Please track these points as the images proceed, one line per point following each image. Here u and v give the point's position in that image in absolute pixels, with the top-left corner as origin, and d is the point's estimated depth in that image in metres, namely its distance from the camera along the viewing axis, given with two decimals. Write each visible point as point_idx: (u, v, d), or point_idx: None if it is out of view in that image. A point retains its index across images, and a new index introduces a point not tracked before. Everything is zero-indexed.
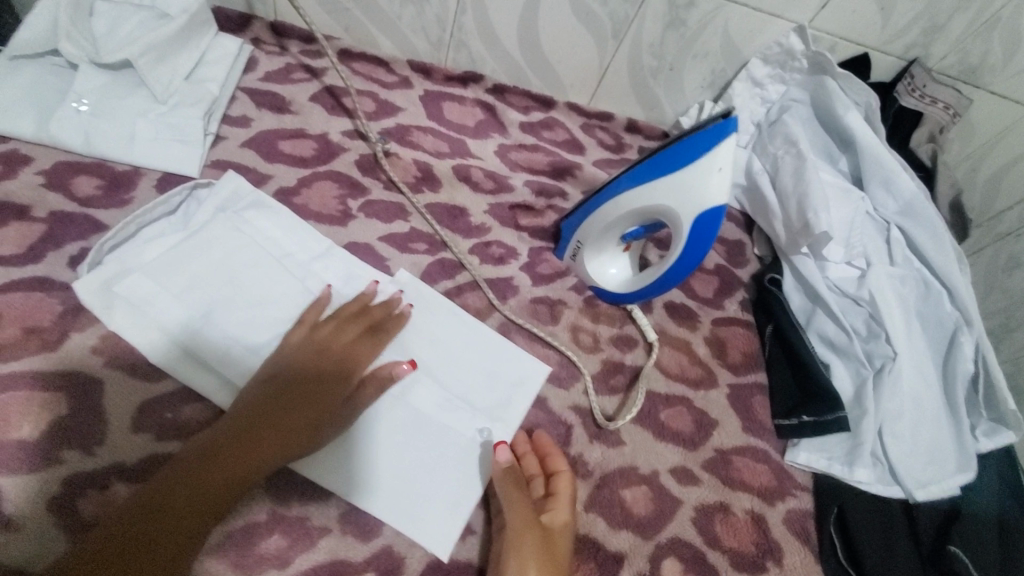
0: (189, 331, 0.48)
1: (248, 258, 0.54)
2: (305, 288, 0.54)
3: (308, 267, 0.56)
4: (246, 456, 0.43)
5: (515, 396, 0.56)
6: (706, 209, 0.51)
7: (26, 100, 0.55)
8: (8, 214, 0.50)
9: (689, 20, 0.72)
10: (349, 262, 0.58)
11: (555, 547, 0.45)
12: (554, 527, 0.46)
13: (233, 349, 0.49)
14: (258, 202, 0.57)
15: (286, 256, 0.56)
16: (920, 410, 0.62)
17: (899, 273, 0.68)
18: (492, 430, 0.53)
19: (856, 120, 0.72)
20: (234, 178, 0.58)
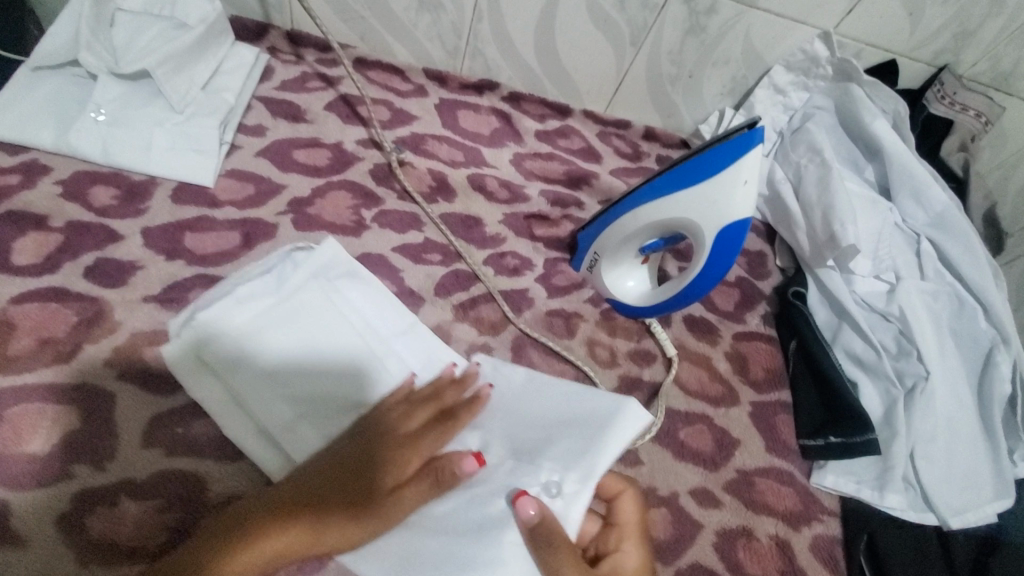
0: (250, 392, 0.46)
1: (339, 331, 0.51)
2: (381, 367, 0.51)
3: (393, 347, 0.53)
4: (299, 532, 0.40)
5: (597, 443, 0.44)
6: (731, 222, 0.49)
7: (47, 111, 0.56)
8: (27, 225, 0.50)
9: (709, 27, 0.70)
10: (430, 346, 0.54)
11: None
12: (609, 573, 0.42)
13: (287, 416, 0.46)
14: (352, 272, 0.55)
15: (377, 334, 0.53)
16: (954, 433, 0.59)
17: (930, 288, 0.65)
18: (564, 483, 0.43)
19: (883, 128, 0.70)
20: (335, 246, 0.55)
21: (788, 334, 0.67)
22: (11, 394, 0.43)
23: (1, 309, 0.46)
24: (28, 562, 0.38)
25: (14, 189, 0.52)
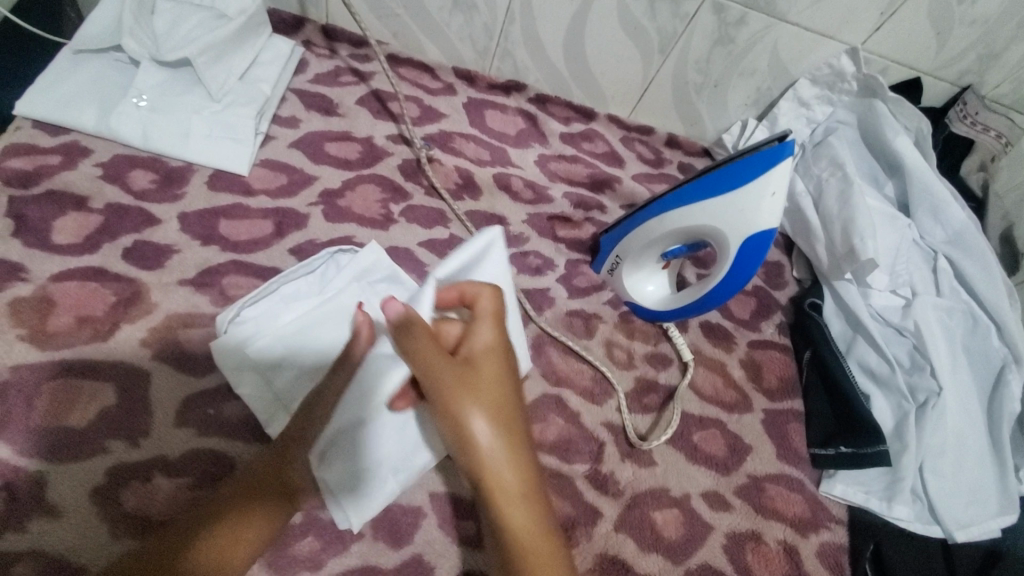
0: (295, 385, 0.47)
1: None
2: None
3: None
4: (235, 528, 0.40)
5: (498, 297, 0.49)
6: (756, 231, 0.50)
7: (89, 95, 0.57)
8: (68, 205, 0.51)
9: (737, 38, 0.71)
10: None
11: (500, 410, 0.37)
12: (475, 355, 0.38)
13: None
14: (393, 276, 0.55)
15: None
16: (963, 449, 0.60)
17: (946, 305, 0.66)
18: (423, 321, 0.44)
19: (905, 145, 0.71)
20: (375, 250, 0.55)
21: (803, 344, 0.68)
22: (51, 369, 0.44)
23: (43, 286, 0.47)
24: (64, 531, 0.40)
25: (56, 170, 0.53)
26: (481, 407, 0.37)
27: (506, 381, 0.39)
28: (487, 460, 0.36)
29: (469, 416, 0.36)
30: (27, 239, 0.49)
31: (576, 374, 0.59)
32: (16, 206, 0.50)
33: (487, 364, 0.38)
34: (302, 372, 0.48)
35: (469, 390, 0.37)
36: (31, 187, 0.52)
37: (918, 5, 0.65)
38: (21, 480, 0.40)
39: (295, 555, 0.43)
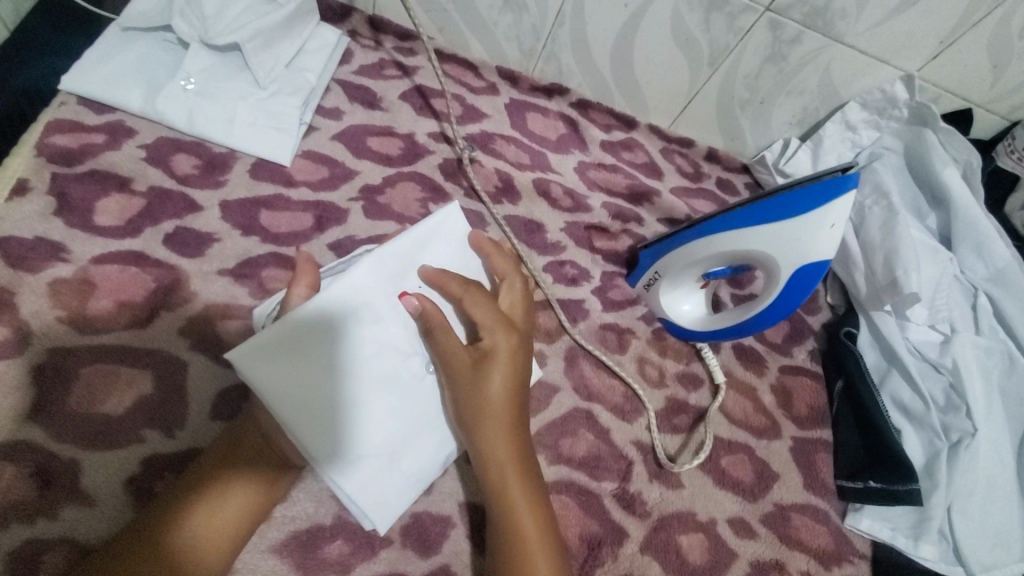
0: (312, 383, 0.41)
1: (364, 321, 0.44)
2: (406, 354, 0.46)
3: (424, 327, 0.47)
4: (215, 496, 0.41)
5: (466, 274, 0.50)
6: (809, 261, 0.50)
7: (136, 73, 0.56)
8: (111, 186, 0.51)
9: (791, 56, 0.69)
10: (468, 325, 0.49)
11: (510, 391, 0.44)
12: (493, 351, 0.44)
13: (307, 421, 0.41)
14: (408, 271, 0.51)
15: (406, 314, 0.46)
16: (993, 493, 0.59)
17: (984, 344, 0.65)
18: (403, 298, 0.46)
19: (953, 178, 0.69)
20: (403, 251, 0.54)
21: (834, 373, 0.67)
22: (90, 353, 0.44)
23: (84, 268, 0.47)
24: (97, 520, 0.40)
25: (100, 149, 0.53)
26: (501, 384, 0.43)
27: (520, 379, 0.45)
28: (487, 434, 0.43)
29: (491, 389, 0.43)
30: (68, 219, 0.48)
31: (608, 390, 0.58)
32: (59, 183, 0.50)
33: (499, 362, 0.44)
34: (333, 378, 0.42)
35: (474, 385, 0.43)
36: (74, 165, 0.51)
37: (978, 37, 0.63)
38: (55, 462, 0.40)
39: (325, 558, 0.42)
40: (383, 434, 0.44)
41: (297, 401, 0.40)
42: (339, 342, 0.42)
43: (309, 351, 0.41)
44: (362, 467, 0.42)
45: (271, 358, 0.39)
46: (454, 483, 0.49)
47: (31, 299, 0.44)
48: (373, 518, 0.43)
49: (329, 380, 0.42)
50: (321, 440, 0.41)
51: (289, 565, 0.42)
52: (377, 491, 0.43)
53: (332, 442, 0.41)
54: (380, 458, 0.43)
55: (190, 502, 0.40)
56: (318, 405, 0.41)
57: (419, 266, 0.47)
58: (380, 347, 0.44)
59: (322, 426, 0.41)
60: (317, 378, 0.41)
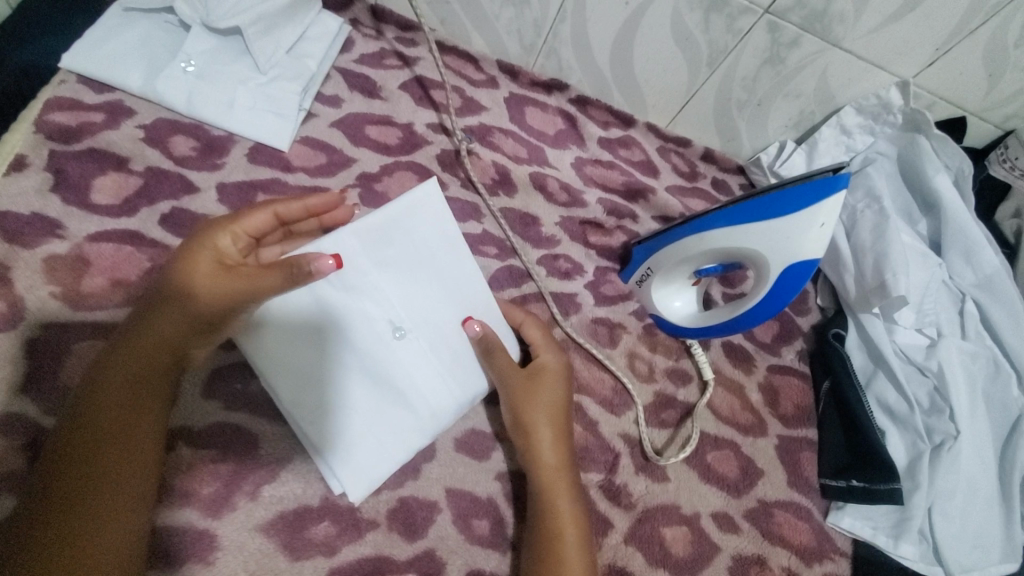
0: (292, 336, 0.46)
1: (341, 295, 0.48)
2: (386, 330, 0.50)
3: (405, 304, 0.50)
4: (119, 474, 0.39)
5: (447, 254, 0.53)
6: (798, 261, 0.50)
7: (136, 54, 0.56)
8: (108, 164, 0.51)
9: (788, 59, 0.69)
10: (448, 306, 0.53)
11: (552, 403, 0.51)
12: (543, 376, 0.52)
13: (290, 387, 0.45)
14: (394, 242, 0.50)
15: (387, 293, 0.50)
16: (973, 495, 0.59)
17: (970, 349, 0.66)
18: (382, 274, 0.50)
19: (944, 185, 0.71)
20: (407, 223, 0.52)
21: (822, 374, 0.67)
22: (81, 330, 0.44)
23: (79, 245, 0.47)
24: None
25: (98, 128, 0.53)
26: (548, 397, 0.51)
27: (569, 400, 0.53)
28: (539, 438, 0.49)
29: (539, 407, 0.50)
30: (65, 196, 0.48)
31: (597, 383, 0.59)
32: (56, 161, 0.50)
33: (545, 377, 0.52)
34: (314, 348, 0.46)
35: (534, 396, 0.51)
36: (72, 143, 0.51)
37: (974, 46, 0.64)
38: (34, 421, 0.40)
39: (311, 538, 0.43)
40: (354, 391, 0.47)
41: (273, 351, 0.45)
42: (320, 301, 0.47)
43: (291, 304, 0.46)
44: (332, 423, 0.45)
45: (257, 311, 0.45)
46: (441, 470, 0.49)
47: (25, 275, 0.44)
48: (341, 478, 0.44)
49: (304, 336, 0.46)
50: (292, 387, 0.45)
51: (276, 545, 0.42)
52: (348, 450, 0.45)
53: (303, 392, 0.45)
54: (351, 413, 0.46)
55: (91, 487, 0.38)
56: (293, 362, 0.46)
57: (399, 237, 0.50)
58: (358, 319, 0.48)
59: (297, 377, 0.45)
60: (296, 331, 0.46)
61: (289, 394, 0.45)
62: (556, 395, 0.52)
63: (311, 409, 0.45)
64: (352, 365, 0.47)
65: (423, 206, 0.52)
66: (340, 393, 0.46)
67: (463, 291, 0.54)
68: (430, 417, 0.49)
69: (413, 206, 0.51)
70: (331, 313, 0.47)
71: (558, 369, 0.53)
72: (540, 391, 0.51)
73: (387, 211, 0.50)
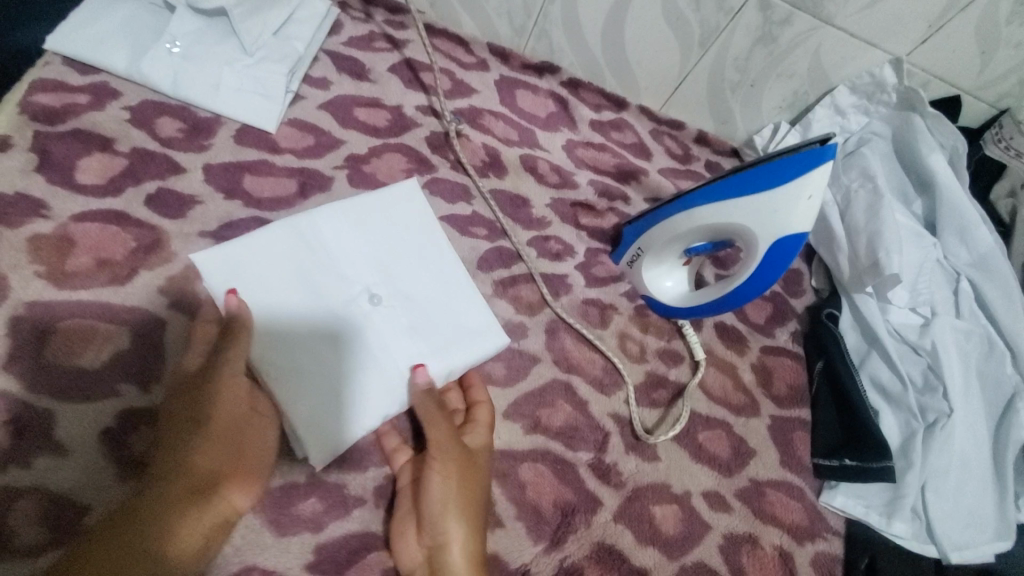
0: (270, 296, 0.46)
1: (318, 262, 0.49)
2: (364, 298, 0.50)
3: (384, 277, 0.52)
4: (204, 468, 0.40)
5: (427, 239, 0.55)
6: (786, 235, 0.50)
7: (121, 36, 0.56)
8: (94, 145, 0.51)
9: (780, 37, 0.68)
10: (430, 284, 0.53)
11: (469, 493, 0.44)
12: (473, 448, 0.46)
13: (264, 344, 0.44)
14: (374, 223, 0.53)
15: (365, 263, 0.51)
16: (967, 473, 0.59)
17: (965, 327, 0.65)
18: (362, 248, 0.52)
19: (938, 163, 0.70)
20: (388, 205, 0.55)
21: (815, 354, 0.67)
22: (67, 308, 0.44)
23: (63, 224, 0.47)
24: (61, 470, 0.39)
25: (84, 109, 0.53)
26: (439, 481, 0.43)
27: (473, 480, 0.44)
28: (445, 526, 0.42)
29: (453, 486, 0.43)
30: (49, 175, 0.48)
31: (587, 363, 0.59)
32: (41, 141, 0.50)
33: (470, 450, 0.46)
34: (291, 310, 0.46)
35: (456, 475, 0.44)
36: (57, 124, 0.51)
37: (966, 22, 0.63)
38: (32, 412, 0.40)
39: (297, 515, 0.43)
40: (328, 353, 0.46)
41: (250, 308, 0.45)
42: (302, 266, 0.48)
43: (273, 264, 0.47)
44: (303, 383, 0.44)
45: (238, 268, 0.46)
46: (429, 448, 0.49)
47: (9, 253, 0.44)
48: (306, 442, 0.43)
49: (282, 296, 0.46)
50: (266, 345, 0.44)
51: (263, 521, 0.42)
52: (318, 412, 0.44)
53: (277, 352, 0.44)
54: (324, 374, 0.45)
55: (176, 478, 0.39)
56: (269, 321, 0.45)
57: (379, 219, 0.54)
58: (335, 287, 0.49)
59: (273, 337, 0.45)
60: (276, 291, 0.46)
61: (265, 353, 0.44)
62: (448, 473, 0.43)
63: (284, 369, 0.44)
64: (327, 330, 0.47)
65: (403, 194, 0.56)
66: (313, 355, 0.45)
67: (443, 270, 0.55)
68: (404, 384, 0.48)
69: (395, 196, 0.55)
70: (311, 279, 0.48)
71: (453, 442, 0.45)
72: (430, 478, 0.44)
73: (371, 197, 0.54)
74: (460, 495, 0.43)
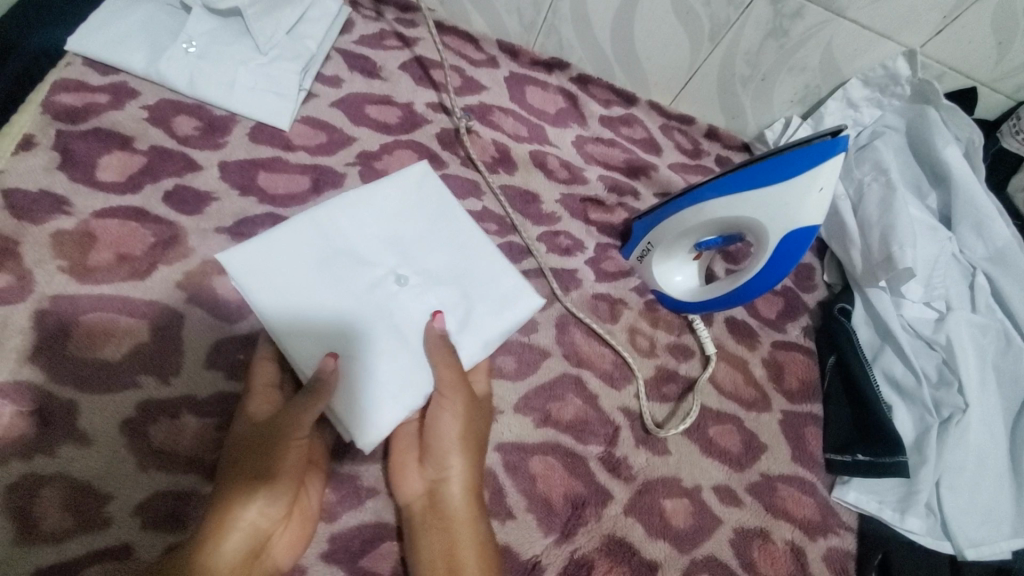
0: (294, 292, 0.45)
1: (340, 250, 0.48)
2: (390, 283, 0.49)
3: (409, 260, 0.51)
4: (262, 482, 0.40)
5: (446, 216, 0.54)
6: (797, 227, 0.50)
7: (139, 36, 0.57)
8: (113, 143, 0.52)
9: (792, 31, 0.68)
10: (455, 260, 0.52)
11: (470, 428, 0.46)
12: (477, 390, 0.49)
13: (295, 336, 0.44)
14: (391, 206, 0.52)
15: (386, 250, 0.50)
16: (983, 469, 0.58)
17: (980, 322, 0.64)
18: (382, 236, 0.51)
19: (954, 156, 0.69)
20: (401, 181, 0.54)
21: (827, 350, 0.66)
22: (89, 302, 0.45)
23: (85, 221, 0.48)
24: (86, 460, 0.40)
25: (103, 108, 0.54)
26: (450, 417, 0.46)
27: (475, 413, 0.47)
28: (447, 461, 0.45)
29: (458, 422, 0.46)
30: (71, 173, 0.50)
31: (598, 358, 0.59)
32: (63, 140, 0.51)
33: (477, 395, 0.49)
34: (319, 300, 0.46)
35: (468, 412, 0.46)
36: (78, 123, 0.52)
37: (982, 13, 0.62)
38: (54, 402, 0.41)
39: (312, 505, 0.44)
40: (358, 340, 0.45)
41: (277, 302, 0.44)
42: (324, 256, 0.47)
43: (296, 258, 0.46)
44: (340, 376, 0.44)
45: (258, 267, 0.45)
46: None
47: (33, 248, 0.46)
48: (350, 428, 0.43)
49: (307, 289, 0.46)
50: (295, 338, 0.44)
51: None
52: (363, 402, 0.44)
53: (310, 343, 0.44)
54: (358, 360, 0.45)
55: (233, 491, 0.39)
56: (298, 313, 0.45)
57: (394, 201, 0.53)
58: (360, 274, 0.48)
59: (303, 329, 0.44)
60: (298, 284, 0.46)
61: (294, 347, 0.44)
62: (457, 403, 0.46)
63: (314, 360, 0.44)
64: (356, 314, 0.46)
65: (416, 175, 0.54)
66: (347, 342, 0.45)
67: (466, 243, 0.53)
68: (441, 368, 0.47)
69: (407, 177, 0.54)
70: (332, 269, 0.47)
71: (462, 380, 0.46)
72: (440, 414, 0.46)
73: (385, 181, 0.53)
74: (462, 434, 0.46)
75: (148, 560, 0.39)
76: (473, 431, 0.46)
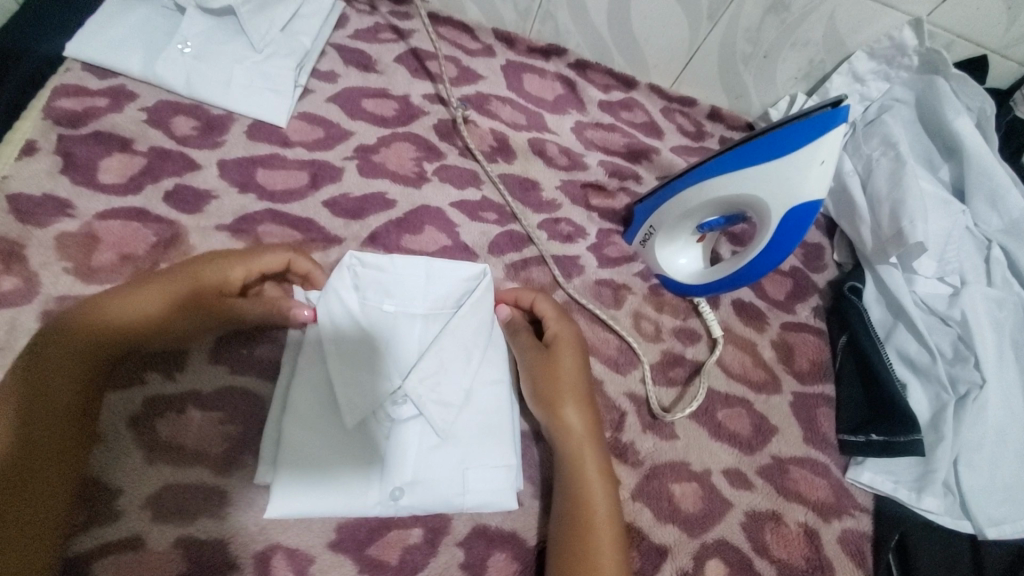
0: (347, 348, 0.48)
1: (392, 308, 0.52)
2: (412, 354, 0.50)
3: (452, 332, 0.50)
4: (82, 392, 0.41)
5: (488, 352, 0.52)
6: (801, 202, 0.49)
7: (135, 39, 0.58)
8: (114, 146, 0.53)
9: (792, 6, 0.67)
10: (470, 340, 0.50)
11: (579, 374, 0.51)
12: (563, 346, 0.52)
13: (299, 405, 0.45)
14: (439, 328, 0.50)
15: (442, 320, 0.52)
16: (1002, 445, 0.56)
17: (996, 295, 0.62)
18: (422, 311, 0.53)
19: (965, 127, 0.66)
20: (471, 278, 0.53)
21: (838, 329, 0.65)
22: None
23: (88, 223, 0.49)
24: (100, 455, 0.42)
25: (103, 111, 0.55)
26: (568, 366, 0.51)
27: (592, 411, 0.49)
28: (565, 410, 0.48)
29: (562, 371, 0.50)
30: (73, 176, 0.50)
31: (601, 343, 0.58)
32: (65, 144, 0.52)
33: (562, 349, 0.52)
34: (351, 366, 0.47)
35: (564, 367, 0.50)
36: (79, 127, 0.53)
37: None
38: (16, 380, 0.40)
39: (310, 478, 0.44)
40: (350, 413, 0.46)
41: (304, 370, 0.47)
42: (342, 362, 0.47)
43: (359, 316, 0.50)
44: (305, 457, 0.44)
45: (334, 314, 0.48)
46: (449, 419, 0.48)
47: (38, 251, 0.46)
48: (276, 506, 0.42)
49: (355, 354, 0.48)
50: (305, 470, 0.44)
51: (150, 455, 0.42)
52: (305, 493, 0.43)
53: (303, 415, 0.45)
54: (371, 489, 0.45)
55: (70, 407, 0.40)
56: (319, 379, 0.47)
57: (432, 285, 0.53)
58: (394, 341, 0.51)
59: (319, 448, 0.45)
60: (314, 397, 0.46)
61: (304, 488, 0.43)
62: (576, 364, 0.51)
63: (319, 502, 0.43)
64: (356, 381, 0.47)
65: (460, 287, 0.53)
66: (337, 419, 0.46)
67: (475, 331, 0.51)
68: (486, 484, 0.47)
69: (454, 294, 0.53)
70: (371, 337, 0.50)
71: (561, 350, 0.51)
72: (560, 362, 0.51)
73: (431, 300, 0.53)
74: (574, 387, 0.50)
75: (159, 551, 0.40)
76: (581, 375, 0.51)
